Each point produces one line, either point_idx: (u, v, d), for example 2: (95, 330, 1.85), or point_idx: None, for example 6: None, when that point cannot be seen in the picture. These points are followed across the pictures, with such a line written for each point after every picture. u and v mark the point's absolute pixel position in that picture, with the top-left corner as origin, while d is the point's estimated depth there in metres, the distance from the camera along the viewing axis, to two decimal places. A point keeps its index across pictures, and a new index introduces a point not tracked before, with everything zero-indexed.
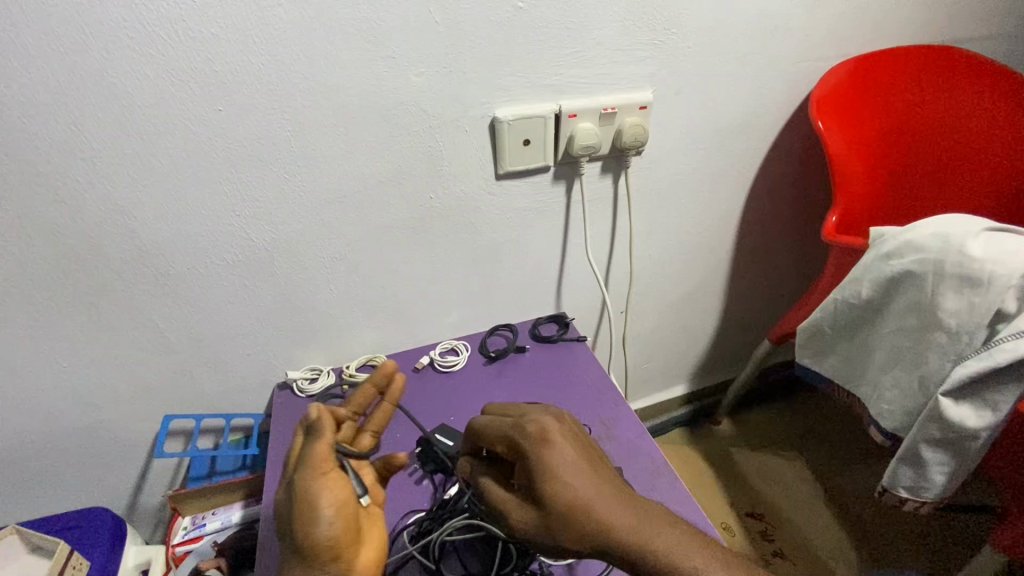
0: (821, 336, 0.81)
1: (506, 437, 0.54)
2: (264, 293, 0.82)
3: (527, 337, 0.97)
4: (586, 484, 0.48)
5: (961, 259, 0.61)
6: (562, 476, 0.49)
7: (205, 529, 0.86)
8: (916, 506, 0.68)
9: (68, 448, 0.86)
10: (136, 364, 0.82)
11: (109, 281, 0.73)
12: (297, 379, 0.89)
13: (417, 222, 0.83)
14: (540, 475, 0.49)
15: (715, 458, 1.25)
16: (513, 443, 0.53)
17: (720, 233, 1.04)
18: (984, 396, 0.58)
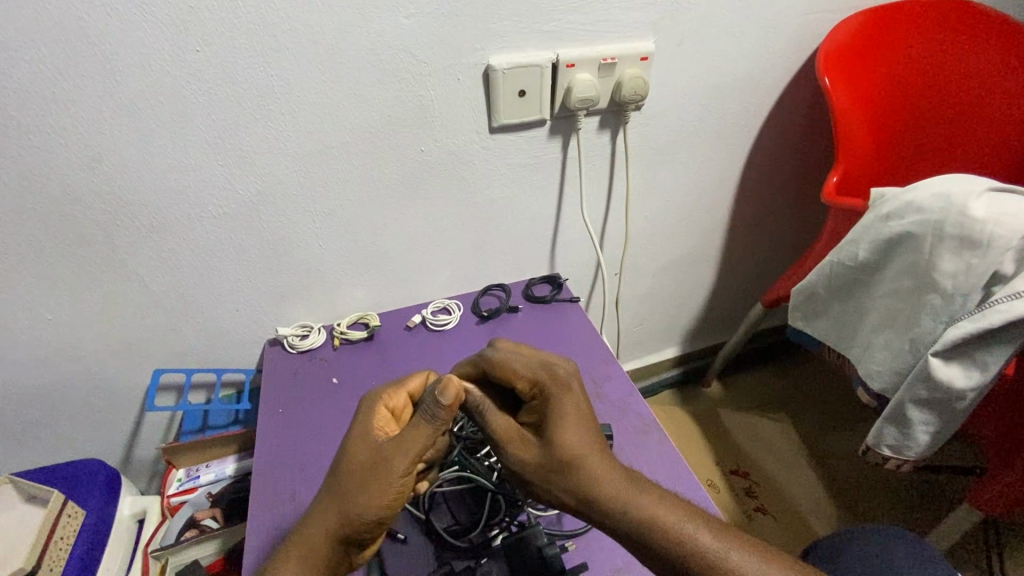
0: (815, 298, 0.80)
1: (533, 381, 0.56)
2: (252, 247, 0.80)
3: (520, 297, 0.96)
4: (589, 445, 0.49)
5: (961, 220, 0.60)
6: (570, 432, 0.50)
7: (199, 481, 0.88)
8: (898, 464, 0.69)
9: (58, 402, 0.86)
10: (122, 318, 0.81)
11: (89, 232, 0.71)
12: (288, 336, 0.88)
13: (408, 176, 0.80)
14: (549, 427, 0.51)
15: (704, 418, 1.27)
16: (538, 385, 0.55)
17: (718, 194, 1.02)
18: (974, 356, 0.58)
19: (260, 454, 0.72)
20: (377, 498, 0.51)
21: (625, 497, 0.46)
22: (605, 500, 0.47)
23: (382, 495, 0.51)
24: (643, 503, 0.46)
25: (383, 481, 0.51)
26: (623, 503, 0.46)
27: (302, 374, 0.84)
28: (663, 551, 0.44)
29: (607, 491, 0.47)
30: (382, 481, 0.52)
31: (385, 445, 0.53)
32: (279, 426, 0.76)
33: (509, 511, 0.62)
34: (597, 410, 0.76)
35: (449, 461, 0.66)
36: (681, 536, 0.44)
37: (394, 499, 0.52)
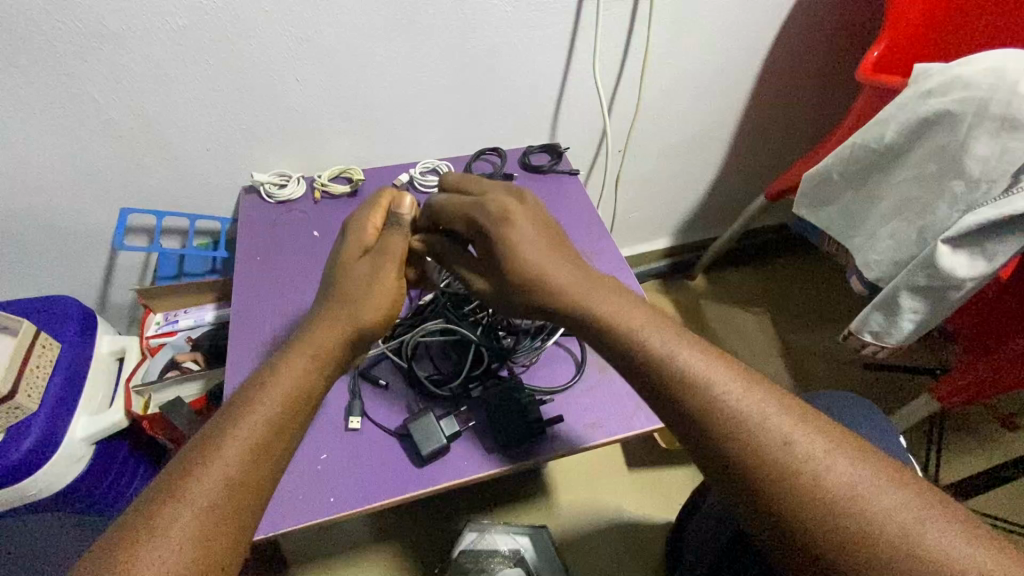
0: (826, 186, 0.76)
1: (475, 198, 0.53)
2: (219, 74, 0.71)
3: (515, 164, 0.90)
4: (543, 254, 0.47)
5: (1009, 98, 0.55)
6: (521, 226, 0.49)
7: (178, 326, 0.86)
8: (875, 351, 0.71)
9: (19, 236, 0.81)
10: (78, 147, 0.73)
11: (23, 32, 0.61)
12: (264, 183, 0.82)
13: (400, 1, 0.70)
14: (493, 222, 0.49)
15: (686, 309, 1.28)
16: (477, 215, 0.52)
17: (741, 66, 0.93)
18: (983, 246, 0.56)
19: (238, 301, 0.71)
20: (365, 299, 0.50)
21: (598, 311, 0.43)
22: (577, 311, 0.45)
23: (371, 296, 0.50)
24: (629, 321, 0.42)
25: (374, 290, 0.51)
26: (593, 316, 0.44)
27: (281, 224, 0.79)
28: (646, 378, 0.40)
29: (579, 304, 0.44)
30: (389, 284, 0.52)
31: (366, 262, 0.53)
32: (257, 275, 0.74)
33: (491, 365, 0.63)
34: None
35: (433, 314, 0.65)
36: (669, 363, 0.40)
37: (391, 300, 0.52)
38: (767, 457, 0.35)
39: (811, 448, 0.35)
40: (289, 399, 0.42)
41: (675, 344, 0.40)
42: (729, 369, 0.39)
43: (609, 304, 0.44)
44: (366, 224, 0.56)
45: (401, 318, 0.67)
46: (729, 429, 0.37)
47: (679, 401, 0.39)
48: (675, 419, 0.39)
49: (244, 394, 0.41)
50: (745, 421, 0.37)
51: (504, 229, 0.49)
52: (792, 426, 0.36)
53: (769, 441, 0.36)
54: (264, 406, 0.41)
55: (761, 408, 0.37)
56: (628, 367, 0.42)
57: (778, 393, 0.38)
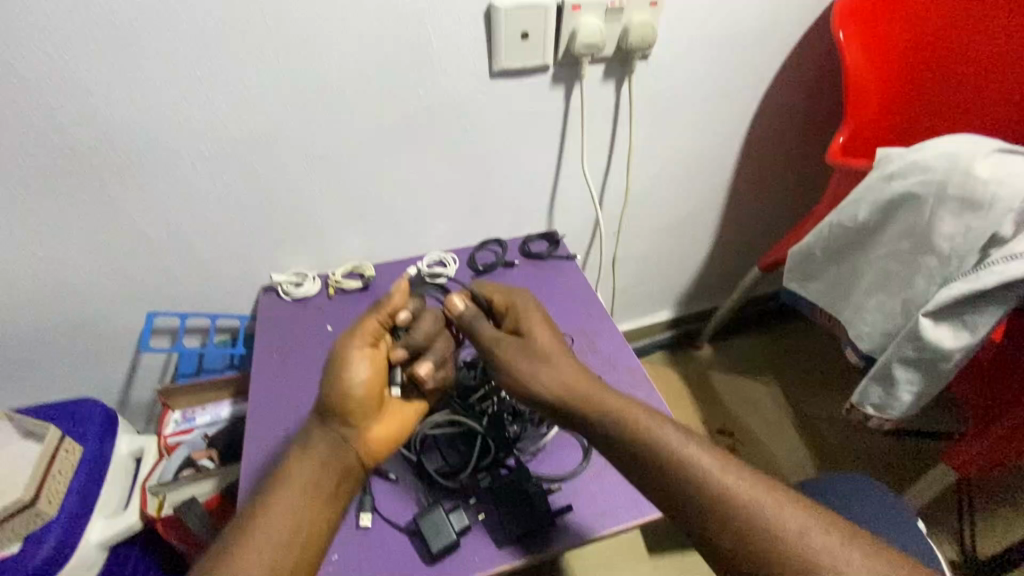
0: (811, 261, 0.80)
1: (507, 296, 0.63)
2: (244, 189, 0.79)
3: (516, 252, 0.95)
4: (557, 352, 0.56)
5: (965, 181, 0.60)
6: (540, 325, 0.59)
7: (195, 423, 0.89)
8: (880, 424, 0.71)
9: (53, 341, 0.87)
10: (114, 258, 0.80)
11: (75, 166, 0.70)
12: (283, 283, 0.88)
13: (406, 121, 0.79)
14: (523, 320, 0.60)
15: (694, 380, 1.29)
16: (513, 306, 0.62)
17: (721, 153, 1.00)
18: (964, 317, 0.58)
19: (255, 398, 0.74)
20: (331, 377, 0.56)
21: (612, 406, 0.51)
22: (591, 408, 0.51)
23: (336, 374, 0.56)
24: (637, 425, 0.49)
25: (337, 367, 0.56)
26: (604, 412, 0.51)
27: (296, 321, 0.84)
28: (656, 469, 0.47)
29: (594, 398, 0.52)
30: (351, 362, 0.57)
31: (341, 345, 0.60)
32: (275, 371, 0.77)
33: (498, 455, 0.64)
34: (588, 364, 0.77)
35: (441, 405, 0.67)
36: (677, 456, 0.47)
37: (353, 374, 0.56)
38: (772, 539, 0.43)
39: (820, 539, 0.42)
40: (310, 526, 0.49)
41: (685, 446, 0.48)
42: (728, 460, 0.47)
43: (621, 401, 0.51)
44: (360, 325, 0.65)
45: None
46: (736, 518, 0.44)
47: (688, 489, 0.46)
48: (686, 510, 0.46)
49: (269, 507, 0.49)
50: (756, 510, 0.44)
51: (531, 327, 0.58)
52: (792, 512, 0.44)
53: (785, 531, 0.43)
54: (281, 517, 0.49)
55: (767, 501, 0.44)
56: (639, 462, 0.48)
57: (776, 487, 0.45)
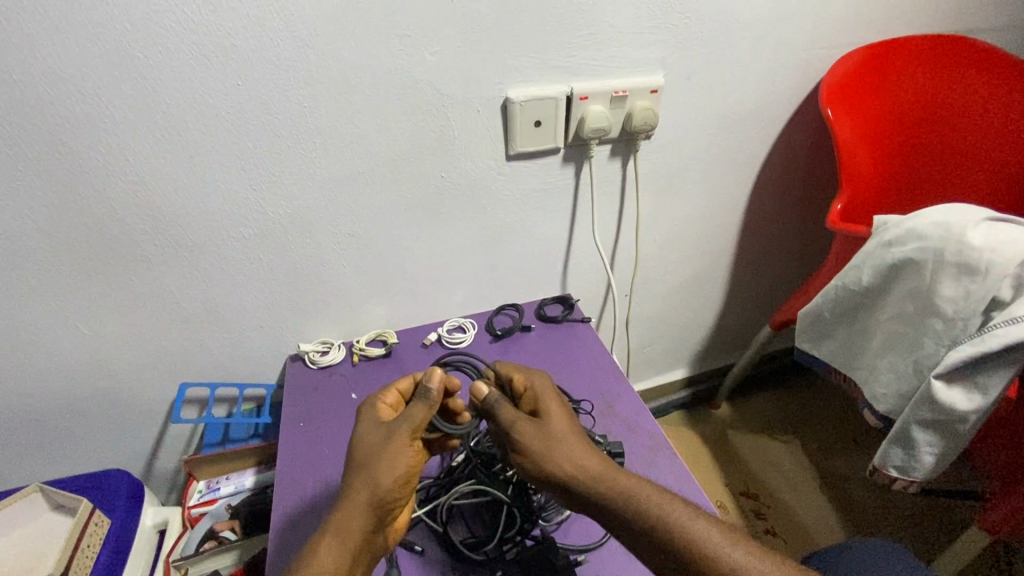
0: (821, 321, 0.83)
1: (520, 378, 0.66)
2: (277, 266, 0.84)
3: (532, 316, 0.99)
4: (571, 431, 0.58)
5: (960, 248, 0.63)
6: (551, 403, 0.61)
7: (220, 493, 0.90)
8: (905, 486, 0.71)
9: (88, 413, 0.90)
10: (153, 333, 0.85)
11: (126, 250, 0.75)
12: (309, 352, 0.91)
13: (430, 200, 0.85)
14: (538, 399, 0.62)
15: (713, 440, 1.28)
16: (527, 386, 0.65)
17: (725, 219, 1.06)
18: (975, 379, 0.60)
19: (282, 466, 0.75)
20: (383, 469, 0.55)
21: (627, 485, 0.52)
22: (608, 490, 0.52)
23: (389, 465, 0.55)
24: (653, 505, 0.51)
25: (387, 462, 0.55)
26: (622, 494, 0.52)
27: (323, 389, 0.87)
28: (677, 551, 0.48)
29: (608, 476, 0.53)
30: (403, 454, 0.56)
31: (380, 432, 0.58)
32: (301, 439, 0.79)
33: (524, 525, 0.64)
34: (609, 428, 0.78)
35: (465, 474, 0.68)
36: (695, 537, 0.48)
37: (407, 466, 0.56)
38: None
39: None
40: None
41: (702, 528, 0.49)
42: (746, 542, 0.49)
43: (634, 479, 0.53)
44: (378, 404, 0.62)
45: (434, 478, 0.70)
46: None
47: (708, 571, 0.47)
48: None
49: None
50: None
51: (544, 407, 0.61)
52: None
53: None
54: None
55: None
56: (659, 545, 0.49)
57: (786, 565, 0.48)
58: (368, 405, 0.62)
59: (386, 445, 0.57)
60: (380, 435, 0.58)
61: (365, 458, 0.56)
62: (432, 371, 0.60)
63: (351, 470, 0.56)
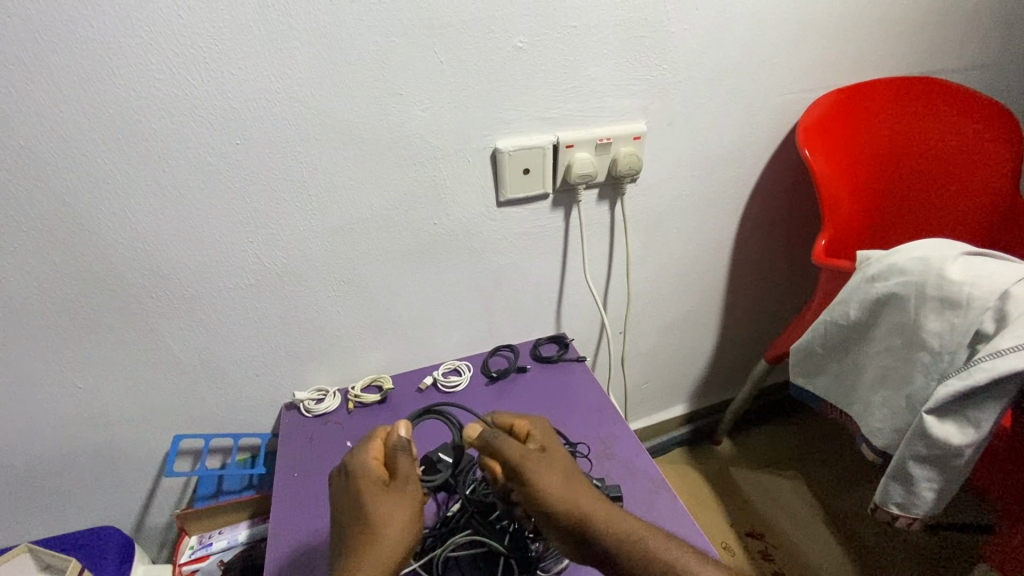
0: (813, 356, 0.83)
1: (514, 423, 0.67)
2: (273, 315, 0.85)
3: (527, 357, 1.00)
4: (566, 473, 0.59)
5: (941, 282, 0.64)
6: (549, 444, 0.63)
7: (212, 548, 0.88)
8: (908, 523, 0.70)
9: (81, 468, 0.89)
10: (148, 385, 0.85)
11: (125, 303, 0.77)
12: (304, 400, 0.91)
13: (423, 247, 0.87)
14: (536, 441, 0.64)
15: (716, 478, 1.26)
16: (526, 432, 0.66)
17: (714, 255, 1.08)
18: (966, 413, 0.61)
19: (276, 521, 0.74)
20: (401, 530, 0.56)
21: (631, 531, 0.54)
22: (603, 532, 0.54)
23: (406, 524, 0.57)
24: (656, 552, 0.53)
25: (401, 519, 0.57)
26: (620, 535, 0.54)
27: (317, 438, 0.86)
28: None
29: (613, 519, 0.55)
30: (415, 513, 0.58)
31: (385, 492, 0.59)
32: (296, 491, 0.78)
33: None
34: (607, 471, 0.77)
35: (461, 524, 0.67)
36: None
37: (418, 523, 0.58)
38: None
39: None
40: None
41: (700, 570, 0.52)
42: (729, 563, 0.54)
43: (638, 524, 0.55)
44: (369, 460, 0.62)
45: (430, 529, 0.69)
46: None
47: None
48: None
49: None
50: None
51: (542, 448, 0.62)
52: None
53: None
54: None
55: None
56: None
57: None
58: (361, 464, 0.62)
59: (398, 505, 0.58)
60: (386, 496, 0.59)
61: (381, 522, 0.56)
62: (402, 426, 0.65)
63: (364, 535, 0.55)
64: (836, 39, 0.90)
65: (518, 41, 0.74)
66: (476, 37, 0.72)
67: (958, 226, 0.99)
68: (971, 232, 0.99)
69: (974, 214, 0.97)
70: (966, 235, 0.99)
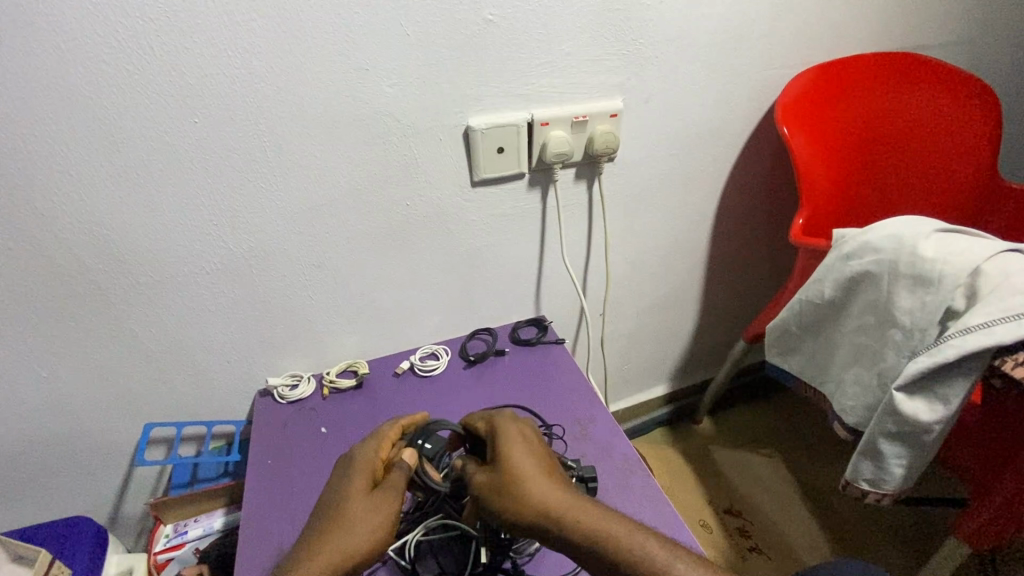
0: (788, 335, 0.84)
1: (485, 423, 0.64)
2: (243, 299, 0.83)
3: (506, 340, 0.99)
4: (545, 466, 0.57)
5: (913, 259, 0.64)
6: (516, 438, 0.59)
7: (187, 537, 0.87)
8: (877, 499, 0.71)
9: (48, 459, 0.87)
10: (115, 373, 0.83)
11: (85, 289, 0.74)
12: (278, 386, 0.90)
13: (395, 228, 0.85)
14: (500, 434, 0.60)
15: (696, 457, 1.27)
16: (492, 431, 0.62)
17: (694, 235, 1.07)
18: (935, 390, 0.61)
19: (248, 507, 0.73)
20: (365, 531, 0.56)
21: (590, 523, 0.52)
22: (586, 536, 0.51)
23: (372, 527, 0.56)
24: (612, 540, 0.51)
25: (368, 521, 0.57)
26: (596, 533, 0.51)
27: (292, 424, 0.85)
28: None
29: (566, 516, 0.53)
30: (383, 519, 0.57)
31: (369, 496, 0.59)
32: (269, 478, 0.77)
33: (494, 560, 0.62)
34: (583, 453, 0.77)
35: (433, 508, 0.66)
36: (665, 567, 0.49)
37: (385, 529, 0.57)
38: None
39: None
40: None
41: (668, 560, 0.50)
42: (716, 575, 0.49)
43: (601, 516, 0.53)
44: (371, 458, 0.63)
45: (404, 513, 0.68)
46: None
47: None
48: None
49: None
50: None
51: (511, 443, 0.58)
52: None
53: None
54: None
55: None
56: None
57: None
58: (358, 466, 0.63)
59: (375, 507, 0.58)
60: (369, 498, 0.59)
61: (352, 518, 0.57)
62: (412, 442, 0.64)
63: (333, 526, 0.57)
64: (816, 13, 0.88)
65: (488, 13, 0.71)
66: (444, 10, 0.69)
67: (933, 204, 0.99)
68: (944, 210, 0.99)
69: (948, 192, 0.98)
70: (940, 213, 1.00)
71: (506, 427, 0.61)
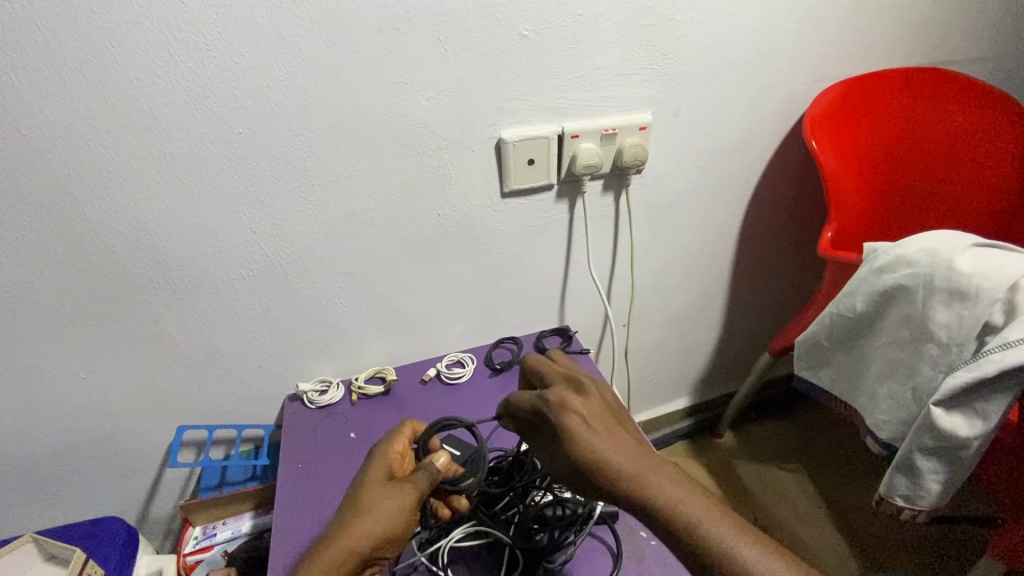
0: (818, 349, 0.84)
1: (534, 400, 0.59)
2: (275, 305, 0.85)
3: (531, 349, 0.99)
4: (606, 438, 0.53)
5: (949, 274, 0.64)
6: (575, 418, 0.55)
7: (216, 539, 0.88)
8: (913, 516, 0.70)
9: (83, 458, 0.89)
10: (150, 375, 0.85)
11: (127, 293, 0.76)
12: (308, 391, 0.91)
13: (426, 237, 0.86)
14: (554, 415, 0.56)
15: (719, 471, 1.26)
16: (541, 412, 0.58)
17: (719, 247, 1.07)
18: (974, 405, 0.60)
19: (280, 511, 0.74)
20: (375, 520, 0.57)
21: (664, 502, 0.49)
22: (657, 520, 0.49)
23: (380, 517, 0.57)
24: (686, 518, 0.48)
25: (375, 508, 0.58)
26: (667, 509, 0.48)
27: (321, 429, 0.86)
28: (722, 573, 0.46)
29: (639, 493, 0.50)
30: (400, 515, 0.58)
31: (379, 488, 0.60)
32: (301, 481, 0.78)
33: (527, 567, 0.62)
34: None
35: (466, 515, 0.67)
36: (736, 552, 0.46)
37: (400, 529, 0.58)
38: None
39: None
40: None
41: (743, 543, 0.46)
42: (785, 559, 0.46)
43: (673, 492, 0.49)
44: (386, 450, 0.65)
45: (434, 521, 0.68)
46: None
47: None
48: None
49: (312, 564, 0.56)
50: None
51: (564, 422, 0.54)
52: None
53: None
54: None
55: None
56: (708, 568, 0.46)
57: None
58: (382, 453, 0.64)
59: (384, 499, 0.59)
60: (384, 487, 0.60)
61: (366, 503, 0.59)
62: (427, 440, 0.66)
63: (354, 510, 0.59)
64: (844, 29, 0.89)
65: (523, 29, 0.73)
66: (480, 26, 0.71)
67: (964, 217, 0.98)
68: (975, 223, 0.98)
69: (980, 205, 0.97)
70: (970, 226, 0.99)
71: (564, 409, 0.55)
